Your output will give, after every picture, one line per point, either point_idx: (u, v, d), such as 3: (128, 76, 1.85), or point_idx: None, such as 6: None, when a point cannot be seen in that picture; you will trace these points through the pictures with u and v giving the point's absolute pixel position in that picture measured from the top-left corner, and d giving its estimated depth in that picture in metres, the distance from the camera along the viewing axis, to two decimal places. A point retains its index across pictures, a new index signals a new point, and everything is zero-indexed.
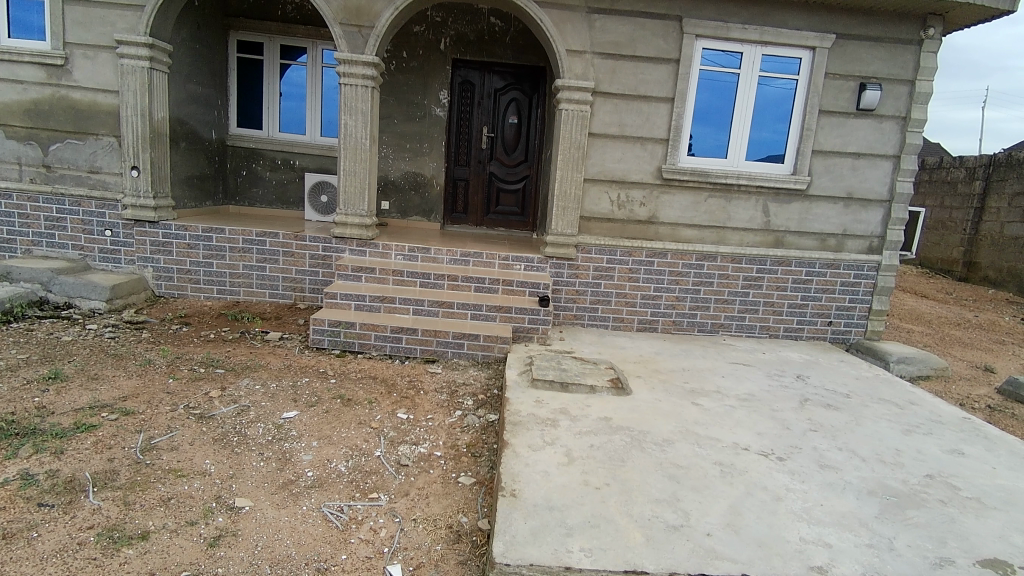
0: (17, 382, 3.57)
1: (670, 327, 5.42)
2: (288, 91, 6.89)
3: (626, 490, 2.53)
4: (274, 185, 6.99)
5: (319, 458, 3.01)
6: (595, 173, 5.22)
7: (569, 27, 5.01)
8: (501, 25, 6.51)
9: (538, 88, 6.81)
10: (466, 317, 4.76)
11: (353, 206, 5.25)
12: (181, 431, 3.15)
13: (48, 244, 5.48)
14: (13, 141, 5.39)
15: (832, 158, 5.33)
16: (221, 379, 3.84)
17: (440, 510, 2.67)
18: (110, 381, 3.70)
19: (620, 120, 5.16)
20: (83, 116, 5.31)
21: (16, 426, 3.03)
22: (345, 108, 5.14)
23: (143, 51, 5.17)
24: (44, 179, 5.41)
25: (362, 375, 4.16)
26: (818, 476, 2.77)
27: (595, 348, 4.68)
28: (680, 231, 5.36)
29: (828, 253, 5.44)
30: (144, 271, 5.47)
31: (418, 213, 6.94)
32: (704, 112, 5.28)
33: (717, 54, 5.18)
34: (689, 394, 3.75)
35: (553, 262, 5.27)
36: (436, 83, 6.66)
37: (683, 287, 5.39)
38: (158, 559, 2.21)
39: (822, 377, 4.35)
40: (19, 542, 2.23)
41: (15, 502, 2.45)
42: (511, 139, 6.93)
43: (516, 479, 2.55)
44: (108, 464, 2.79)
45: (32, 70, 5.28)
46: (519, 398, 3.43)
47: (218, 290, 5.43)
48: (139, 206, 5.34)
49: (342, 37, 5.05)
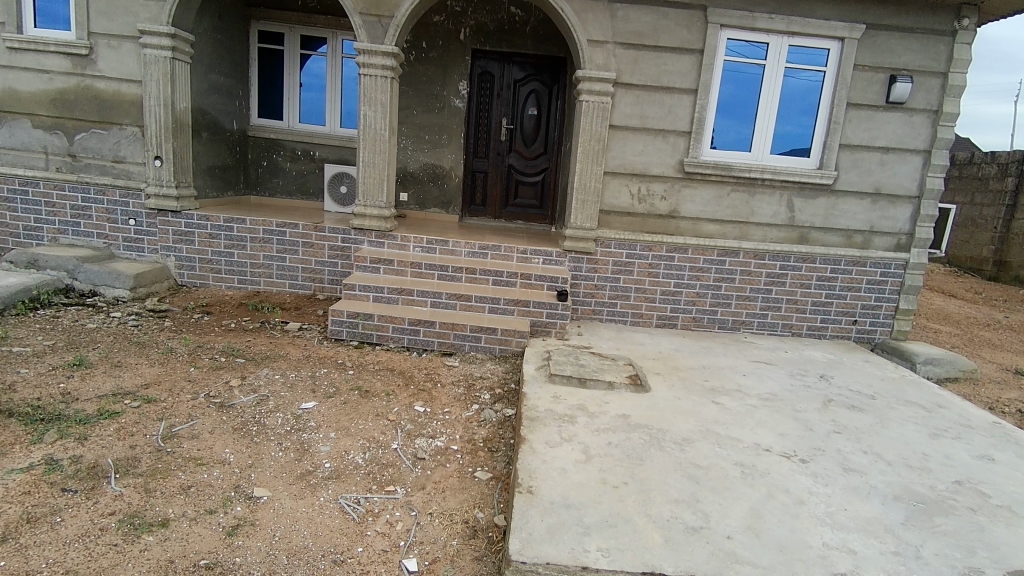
0: (44, 367, 3.64)
1: (689, 323, 5.36)
2: (308, 82, 6.90)
3: (644, 490, 2.50)
4: (294, 176, 7.02)
5: (336, 450, 3.02)
6: (615, 166, 5.16)
7: (591, 16, 4.93)
8: (521, 15, 6.45)
9: (557, 79, 6.73)
10: (483, 310, 4.75)
11: (372, 197, 5.25)
12: (202, 420, 3.18)
13: (74, 232, 5.57)
14: (40, 131, 5.47)
15: (859, 152, 5.20)
16: (241, 368, 3.88)
17: (457, 505, 2.67)
18: (133, 368, 3.75)
19: (642, 111, 5.08)
20: (107, 106, 5.37)
21: (42, 411, 3.09)
22: (363, 99, 5.12)
23: (166, 41, 5.20)
24: (70, 168, 5.49)
25: (379, 366, 4.17)
26: (842, 480, 2.71)
27: (614, 344, 4.64)
28: (702, 226, 5.28)
29: (854, 249, 5.32)
30: (167, 260, 5.54)
31: (436, 205, 6.92)
32: (727, 105, 5.18)
33: (742, 45, 5.07)
34: (710, 392, 3.69)
35: (571, 256, 5.21)
36: (456, 74, 6.62)
37: (704, 283, 5.30)
38: (177, 547, 2.24)
39: (845, 377, 4.26)
40: (43, 527, 2.27)
41: (40, 487, 2.49)
42: (530, 131, 6.88)
43: (533, 476, 2.53)
44: (130, 451, 2.82)
45: (57, 60, 5.34)
46: (536, 394, 3.40)
47: (239, 279, 5.47)
48: (162, 196, 5.39)
49: (361, 26, 5.03)
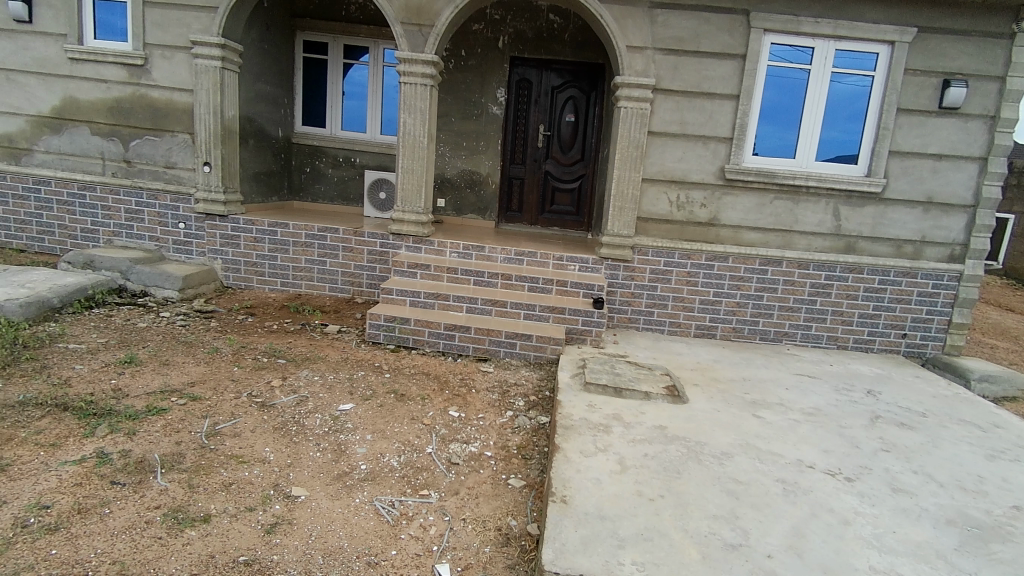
0: (97, 364, 3.80)
1: (729, 333, 5.24)
2: (350, 90, 7.05)
3: (681, 504, 2.45)
4: (336, 181, 7.17)
5: (372, 452, 3.06)
6: (654, 173, 5.10)
7: (630, 23, 4.90)
8: (560, 22, 6.46)
9: (596, 86, 6.70)
10: (519, 317, 4.75)
11: (410, 203, 5.32)
12: (244, 418, 3.26)
13: (128, 235, 5.81)
14: (98, 137, 5.73)
15: (910, 160, 5.02)
16: (282, 369, 3.97)
17: (490, 512, 2.67)
18: (180, 366, 3.88)
19: (682, 118, 5.02)
20: (160, 114, 5.60)
21: (95, 406, 3.23)
22: (403, 106, 5.20)
23: (217, 52, 5.39)
24: (125, 173, 5.74)
25: (415, 371, 4.20)
26: (890, 501, 2.60)
27: (651, 353, 4.57)
28: (743, 234, 5.17)
29: (904, 260, 5.13)
30: (214, 263, 5.72)
31: (473, 211, 6.97)
32: (771, 111, 5.07)
33: (786, 50, 4.96)
34: (750, 405, 3.60)
35: (608, 263, 5.17)
36: (494, 81, 6.67)
37: (744, 292, 5.19)
38: (218, 543, 2.29)
39: (894, 393, 4.09)
40: (93, 518, 2.36)
41: (91, 479, 2.60)
42: (567, 138, 6.86)
43: (567, 485, 2.51)
44: (175, 447, 2.91)
45: (115, 70, 5.60)
46: (571, 402, 3.38)
47: (282, 282, 5.61)
48: (210, 201, 5.58)
49: (402, 35, 5.12)
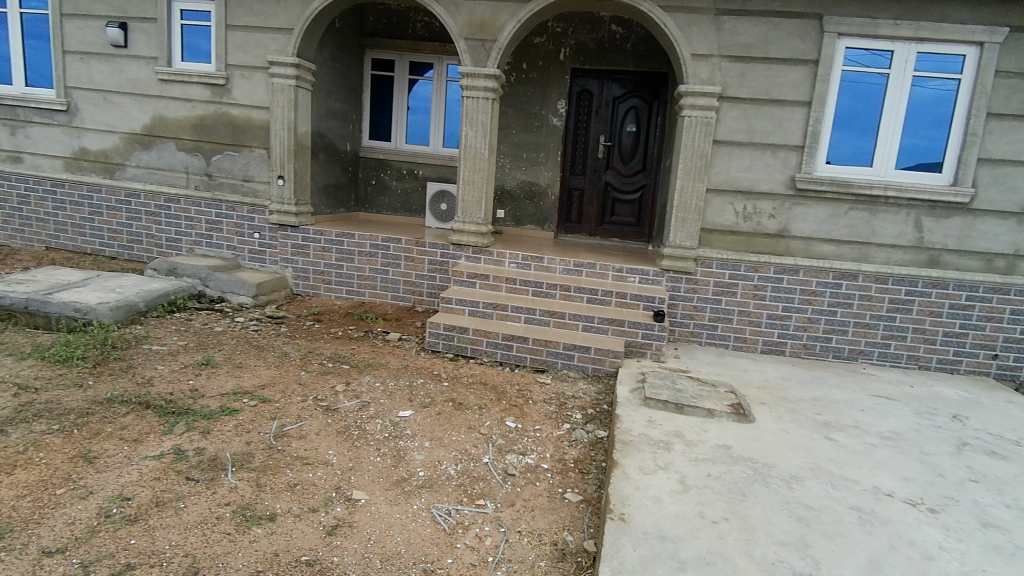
0: (178, 365, 4.03)
1: (798, 350, 5.01)
2: (415, 105, 7.25)
3: (747, 528, 2.34)
4: (399, 193, 7.37)
5: (430, 459, 3.09)
6: (719, 183, 4.97)
7: (695, 30, 4.82)
8: (622, 32, 6.43)
9: (658, 95, 6.59)
10: (577, 328, 4.70)
11: (471, 214, 5.39)
12: (309, 421, 3.37)
13: (207, 244, 6.16)
14: (183, 153, 6.12)
15: (1003, 167, 4.66)
16: (345, 374, 4.08)
17: (546, 525, 2.64)
18: (251, 369, 4.07)
19: (749, 126, 4.86)
20: (239, 130, 5.92)
21: (174, 404, 3.42)
22: (466, 120, 5.29)
23: (292, 71, 5.66)
24: (206, 186, 6.10)
25: (473, 380, 4.23)
26: (980, 537, 2.40)
27: (714, 369, 4.42)
28: (815, 246, 4.94)
29: (995, 275, 4.76)
30: (285, 271, 5.98)
31: (532, 222, 6.99)
32: (845, 118, 4.84)
33: (861, 54, 4.73)
34: (821, 427, 3.42)
35: (669, 275, 5.06)
36: (555, 92, 6.71)
37: (816, 307, 4.95)
38: (282, 541, 2.37)
39: (984, 419, 3.79)
40: (169, 511, 2.49)
41: (168, 474, 2.74)
42: (628, 148, 6.77)
43: (626, 503, 2.45)
44: (246, 447, 3.04)
45: (199, 90, 5.97)
46: (630, 417, 3.31)
47: (347, 290, 5.80)
48: (283, 212, 5.84)
49: (466, 51, 5.22)
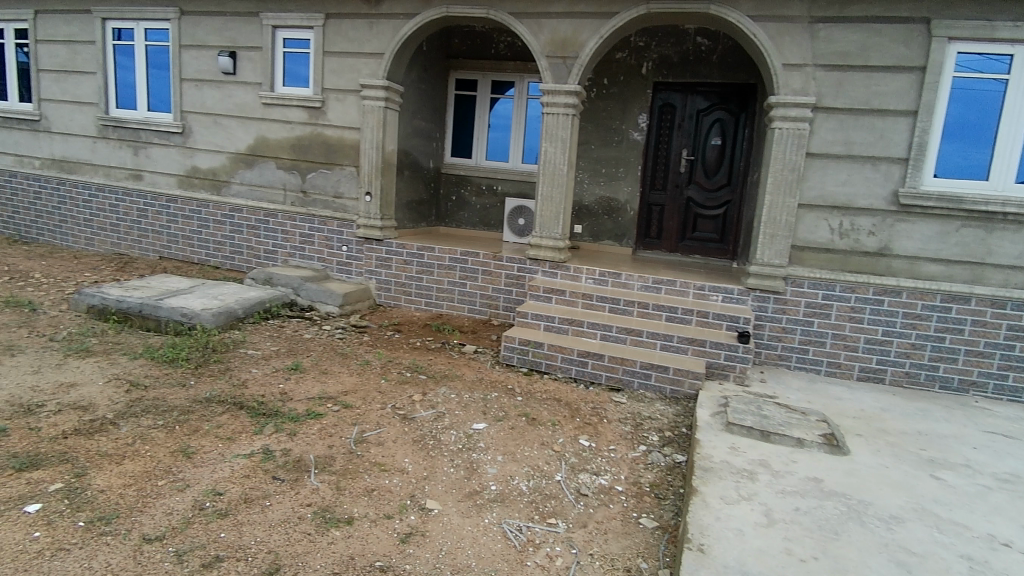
0: (270, 368, 4.27)
1: (900, 378, 4.61)
2: (496, 123, 7.38)
3: (840, 570, 2.16)
4: (479, 208, 7.50)
5: (502, 473, 3.08)
6: (812, 198, 4.70)
7: (788, 40, 4.62)
8: (708, 44, 6.28)
9: (745, 107, 6.36)
10: (655, 347, 4.57)
11: (548, 229, 5.39)
12: (388, 429, 3.46)
13: (300, 256, 6.52)
14: (281, 171, 6.54)
15: None
16: (422, 384, 4.17)
17: (619, 550, 2.55)
18: (336, 375, 4.24)
19: (847, 137, 4.58)
20: (332, 149, 6.26)
21: (265, 406, 3.62)
22: (546, 136, 5.32)
23: (381, 93, 5.93)
24: (301, 202, 6.48)
25: (547, 396, 4.19)
26: None
27: (804, 395, 4.15)
28: (920, 266, 4.56)
29: None
30: (369, 282, 6.22)
31: (611, 237, 6.90)
32: (957, 128, 4.45)
33: (976, 58, 4.34)
34: (927, 464, 3.11)
35: (756, 294, 4.82)
36: (636, 107, 6.63)
37: (921, 332, 4.55)
38: (358, 545, 2.43)
39: None
40: (257, 508, 2.61)
41: (257, 472, 2.89)
42: (712, 162, 6.54)
43: (705, 533, 2.32)
44: (328, 450, 3.16)
45: (298, 111, 6.36)
46: (711, 442, 3.16)
47: (426, 302, 5.95)
48: (369, 226, 6.09)
49: (547, 68, 5.27)
